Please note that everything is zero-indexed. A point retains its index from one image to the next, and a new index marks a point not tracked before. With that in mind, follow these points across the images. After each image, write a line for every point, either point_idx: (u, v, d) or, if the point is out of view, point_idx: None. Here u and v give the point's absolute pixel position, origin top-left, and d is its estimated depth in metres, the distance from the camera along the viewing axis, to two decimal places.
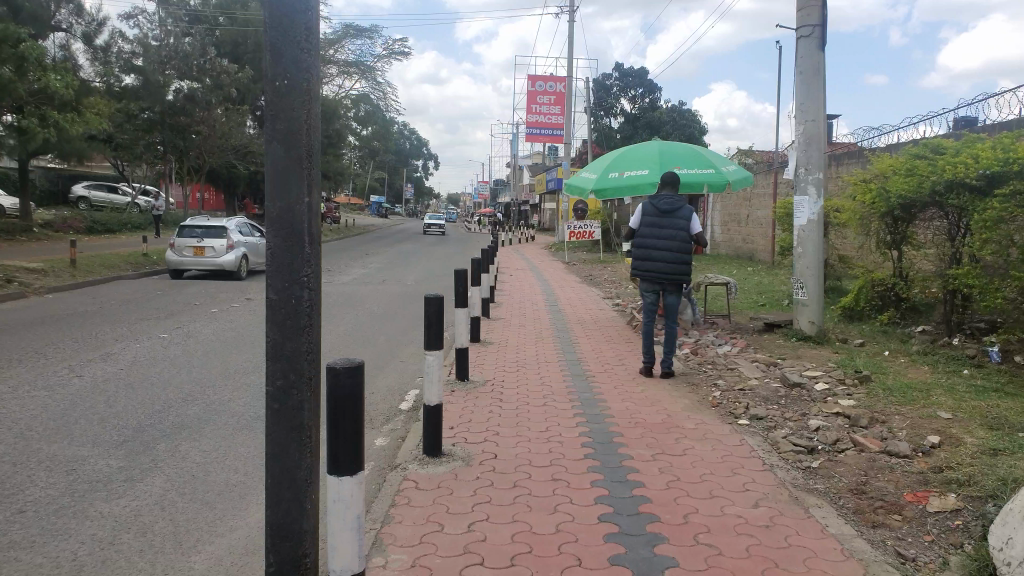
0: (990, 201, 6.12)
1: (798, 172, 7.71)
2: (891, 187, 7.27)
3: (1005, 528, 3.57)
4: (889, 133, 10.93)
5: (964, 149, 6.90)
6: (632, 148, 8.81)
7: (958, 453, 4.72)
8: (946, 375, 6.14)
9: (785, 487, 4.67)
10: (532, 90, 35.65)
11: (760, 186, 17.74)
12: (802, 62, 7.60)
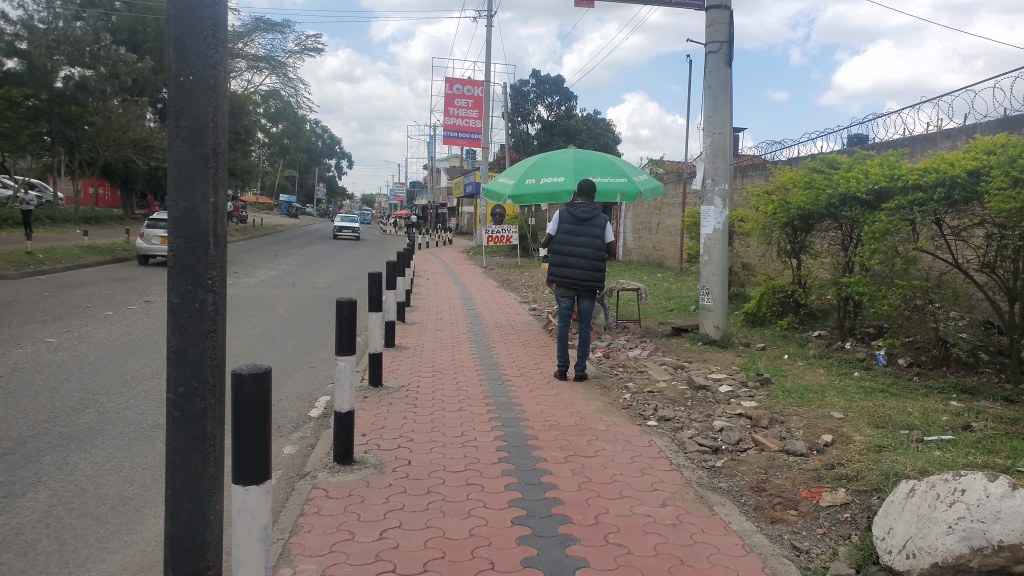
0: (879, 214, 6.50)
1: (705, 183, 8.00)
2: (792, 199, 7.76)
3: (886, 521, 4.11)
4: (790, 147, 11.51)
5: (856, 165, 7.33)
6: (548, 155, 8.93)
7: (849, 450, 5.02)
8: (839, 377, 6.52)
9: (691, 486, 4.83)
10: (449, 93, 35.57)
11: (670, 195, 18.29)
12: (710, 77, 7.87)
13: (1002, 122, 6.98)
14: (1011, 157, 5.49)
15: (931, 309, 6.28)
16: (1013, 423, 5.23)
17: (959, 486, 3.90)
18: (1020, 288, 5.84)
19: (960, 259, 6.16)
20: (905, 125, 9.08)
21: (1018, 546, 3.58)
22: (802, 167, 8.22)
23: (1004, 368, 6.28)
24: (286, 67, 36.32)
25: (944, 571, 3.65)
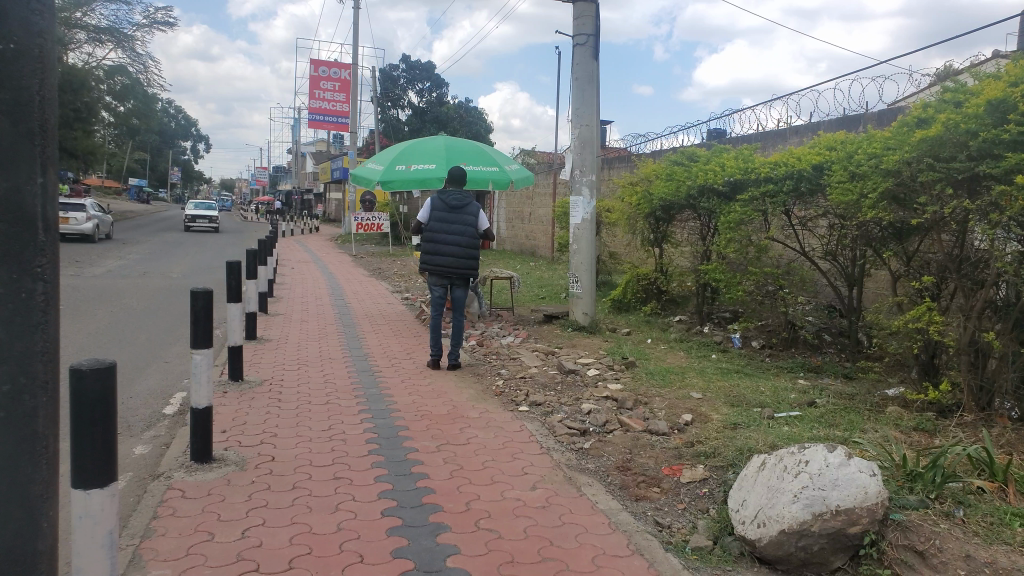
0: (733, 205, 6.91)
1: (574, 174, 8.18)
2: (654, 191, 8.08)
3: (740, 494, 4.38)
4: (653, 140, 11.99)
5: (714, 158, 7.74)
6: (418, 142, 8.82)
7: (708, 428, 5.29)
8: (698, 359, 6.86)
9: (560, 468, 4.93)
10: (314, 76, 34.45)
11: (541, 185, 18.60)
12: (578, 69, 8.03)
13: (842, 120, 7.58)
14: (848, 153, 6.04)
15: (782, 295, 6.82)
16: (851, 399, 5.69)
17: (804, 457, 4.23)
18: (858, 274, 6.32)
19: (806, 247, 6.63)
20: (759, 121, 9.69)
21: (852, 509, 3.92)
22: (663, 160, 8.57)
23: (844, 348, 6.74)
24: (133, 40, 33.89)
25: (790, 536, 3.95)
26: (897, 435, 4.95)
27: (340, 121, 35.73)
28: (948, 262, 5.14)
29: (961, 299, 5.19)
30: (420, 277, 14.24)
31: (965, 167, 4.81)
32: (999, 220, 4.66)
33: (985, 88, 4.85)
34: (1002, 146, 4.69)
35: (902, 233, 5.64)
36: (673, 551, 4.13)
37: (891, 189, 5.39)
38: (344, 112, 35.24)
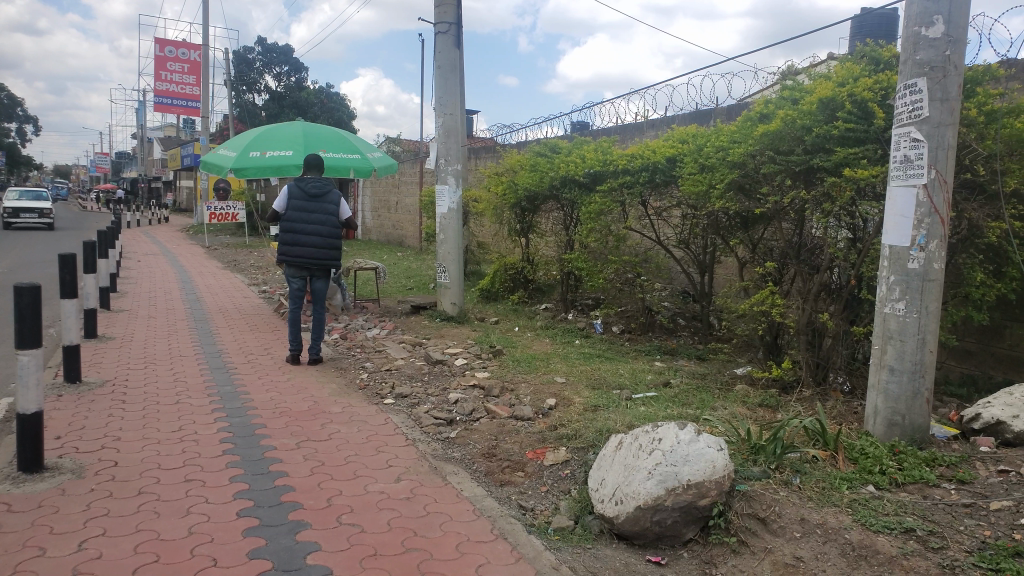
0: (594, 195, 7.23)
1: (439, 163, 8.15)
2: (519, 181, 8.26)
3: (600, 473, 4.54)
4: (519, 130, 12.18)
5: (575, 150, 7.95)
6: (274, 128, 8.52)
7: (569, 411, 5.44)
8: (563, 346, 7.02)
9: (425, 459, 4.92)
10: (160, 56, 32.45)
11: (407, 174, 18.42)
12: (440, 57, 7.98)
13: (693, 115, 7.98)
14: (698, 146, 6.34)
15: (639, 282, 7.12)
16: (703, 377, 6.05)
17: (657, 434, 4.43)
18: (709, 262, 6.69)
19: (662, 237, 6.91)
20: (618, 115, 9.99)
21: (701, 482, 4.16)
22: (527, 150, 8.70)
23: (697, 330, 7.12)
24: None
25: (645, 512, 4.13)
26: (743, 412, 5.26)
27: (190, 105, 33.70)
28: (787, 249, 5.57)
29: (800, 283, 5.59)
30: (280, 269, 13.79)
31: (801, 160, 5.17)
32: (830, 209, 5.08)
33: (816, 87, 5.25)
34: (833, 140, 5.08)
35: (747, 222, 6.02)
36: (536, 534, 4.22)
37: (736, 180, 5.72)
38: (195, 96, 33.50)
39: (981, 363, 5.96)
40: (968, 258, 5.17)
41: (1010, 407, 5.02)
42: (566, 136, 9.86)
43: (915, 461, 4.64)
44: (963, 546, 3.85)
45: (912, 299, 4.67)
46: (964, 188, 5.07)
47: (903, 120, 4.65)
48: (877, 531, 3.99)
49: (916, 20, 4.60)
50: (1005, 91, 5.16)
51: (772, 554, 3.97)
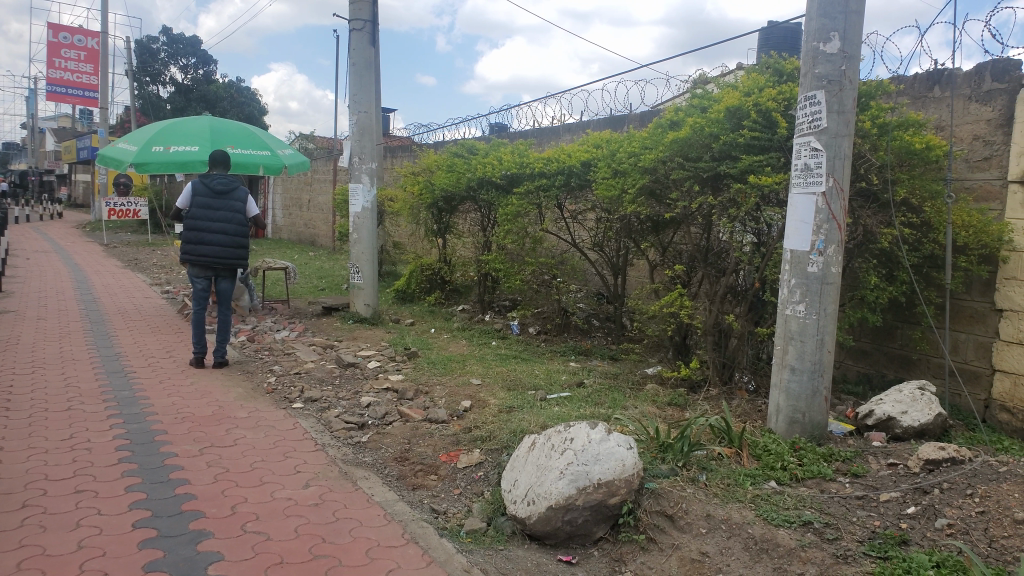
0: (511, 197, 7.24)
1: (353, 161, 8.03)
2: (436, 181, 8.20)
3: (512, 474, 4.56)
4: (437, 129, 12.15)
5: (492, 151, 7.99)
6: (179, 121, 8.21)
7: (484, 413, 5.44)
8: (478, 347, 7.02)
9: (335, 464, 4.83)
10: (55, 42, 30.70)
11: (321, 171, 18.07)
12: (354, 54, 7.86)
13: (609, 120, 8.14)
14: (612, 151, 6.45)
15: (555, 283, 7.18)
16: (616, 377, 6.16)
17: (569, 435, 4.48)
18: (621, 264, 6.84)
19: (577, 239, 7.02)
20: (536, 117, 10.10)
21: (611, 481, 4.24)
22: (444, 150, 8.68)
23: (610, 331, 7.26)
24: None
25: (557, 511, 4.16)
26: (653, 411, 5.37)
27: (86, 95, 31.98)
28: (696, 252, 5.74)
29: (707, 286, 5.76)
30: (184, 269, 13.27)
31: (709, 167, 5.34)
32: (736, 215, 5.24)
33: (724, 97, 5.40)
34: (739, 148, 5.26)
35: (658, 226, 6.16)
36: (448, 537, 4.20)
37: (648, 185, 5.84)
38: (93, 86, 31.89)
39: (875, 362, 6.30)
40: (863, 262, 5.43)
41: (899, 404, 5.31)
42: (484, 137, 9.90)
43: (814, 456, 4.86)
44: (855, 537, 4.05)
45: (812, 301, 4.87)
46: (858, 197, 5.31)
47: (804, 130, 4.86)
48: (777, 525, 4.15)
49: (815, 36, 4.82)
50: (895, 105, 5.46)
51: (679, 550, 4.07)
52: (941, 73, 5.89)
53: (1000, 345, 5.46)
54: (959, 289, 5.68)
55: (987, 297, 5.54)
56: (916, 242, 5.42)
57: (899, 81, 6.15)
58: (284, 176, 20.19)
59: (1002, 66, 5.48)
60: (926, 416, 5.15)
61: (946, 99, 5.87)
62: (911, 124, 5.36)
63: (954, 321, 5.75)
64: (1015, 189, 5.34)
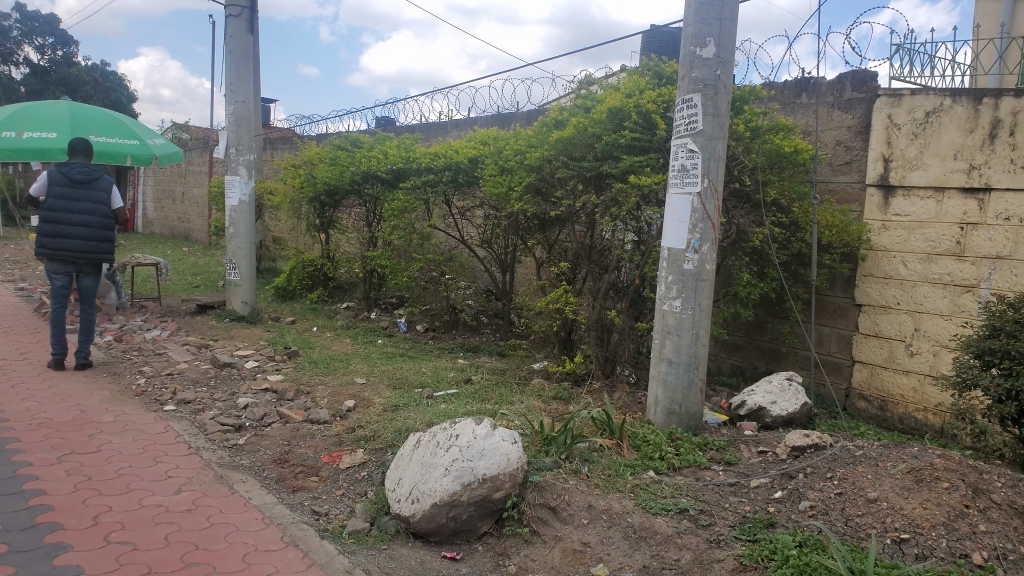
0: (397, 193, 7.17)
1: (228, 152, 7.73)
2: (318, 173, 8.02)
3: (396, 473, 4.50)
4: (320, 121, 12.00)
5: (377, 145, 7.93)
6: (33, 106, 7.65)
7: (369, 412, 5.36)
8: (363, 346, 6.92)
9: (210, 468, 4.63)
10: None
11: (195, 162, 17.25)
12: (231, 41, 7.55)
13: (496, 118, 8.24)
14: (498, 148, 6.54)
15: (444, 280, 7.15)
16: (503, 373, 6.20)
17: (454, 431, 4.47)
18: (509, 260, 6.98)
19: (465, 236, 7.10)
20: (423, 112, 10.15)
21: (496, 476, 4.25)
22: (326, 142, 8.50)
23: (498, 328, 7.29)
24: None
25: (441, 509, 4.14)
26: (539, 405, 5.43)
27: None
28: (580, 250, 5.85)
29: (591, 282, 5.89)
30: (39, 265, 12.34)
31: (592, 166, 5.48)
32: (617, 214, 5.37)
33: (607, 98, 5.53)
34: (620, 149, 5.40)
35: (545, 224, 6.31)
36: (330, 538, 4.11)
37: (533, 183, 5.97)
38: None
39: (748, 355, 6.64)
40: (737, 260, 5.68)
41: (769, 394, 5.60)
42: (371, 131, 9.83)
43: (690, 446, 5.05)
44: (727, 521, 4.25)
45: (687, 297, 5.06)
46: (732, 197, 5.53)
47: (682, 132, 5.02)
48: (655, 514, 4.30)
49: (692, 40, 4.97)
50: (766, 109, 5.67)
51: (562, 542, 4.14)
52: (807, 80, 6.25)
53: (858, 337, 5.87)
54: (824, 286, 6.06)
55: (848, 292, 5.93)
56: (786, 240, 5.72)
57: (770, 87, 6.49)
58: (157, 167, 19.22)
59: (861, 76, 5.85)
60: (792, 405, 5.46)
61: (812, 106, 6.25)
62: (781, 128, 5.62)
63: (819, 315, 6.12)
64: (873, 193, 5.76)
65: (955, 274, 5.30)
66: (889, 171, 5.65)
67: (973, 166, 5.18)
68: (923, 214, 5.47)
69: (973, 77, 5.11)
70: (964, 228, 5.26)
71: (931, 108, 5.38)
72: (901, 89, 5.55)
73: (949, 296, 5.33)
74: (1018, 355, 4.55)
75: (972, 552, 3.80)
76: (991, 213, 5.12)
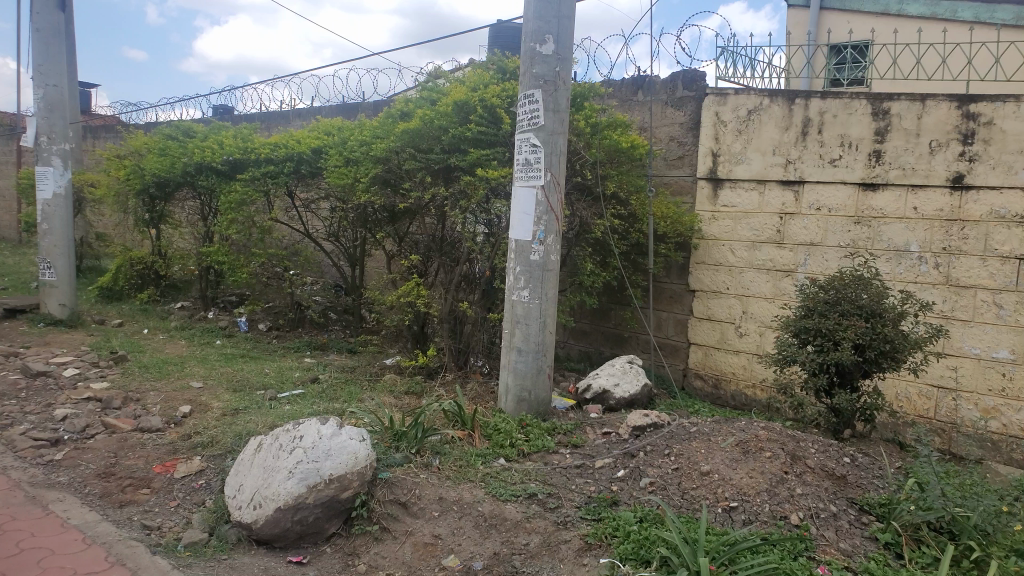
0: (234, 184, 6.86)
1: (38, 141, 7.10)
2: (145, 165, 7.51)
3: (237, 479, 4.30)
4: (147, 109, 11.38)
5: (212, 135, 7.57)
6: None
7: (206, 417, 5.12)
8: (200, 347, 6.59)
9: (20, 488, 4.25)
10: None
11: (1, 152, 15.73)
12: (39, 18, 6.96)
13: (341, 109, 8.26)
14: (342, 139, 6.55)
15: (289, 276, 7.05)
16: (352, 370, 6.10)
17: (298, 433, 4.33)
18: (358, 254, 6.94)
19: (311, 229, 7.04)
20: (262, 101, 9.92)
21: (343, 475, 4.15)
22: (155, 133, 8.01)
23: (348, 324, 7.21)
24: None
25: (285, 512, 3.99)
26: (390, 401, 5.36)
27: None
28: (431, 242, 5.81)
29: (442, 275, 5.87)
30: None
31: (440, 159, 5.48)
32: (467, 206, 5.38)
33: (452, 90, 5.58)
34: (467, 142, 5.44)
35: (394, 216, 6.21)
36: (162, 553, 3.86)
37: (380, 174, 5.86)
38: None
39: (593, 341, 6.92)
40: (581, 251, 5.88)
41: (612, 376, 5.85)
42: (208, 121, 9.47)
43: (539, 431, 5.17)
44: (574, 503, 4.39)
45: (534, 286, 5.17)
46: (575, 189, 5.72)
47: (524, 127, 5.11)
48: (505, 501, 4.37)
49: (531, 37, 5.05)
50: (604, 105, 5.88)
51: (412, 536, 4.12)
52: (643, 78, 6.56)
53: (693, 321, 6.25)
54: (661, 273, 6.40)
55: (683, 279, 6.30)
56: (625, 231, 5.98)
57: (609, 84, 6.77)
58: None
59: (690, 76, 6.22)
60: (634, 386, 5.74)
61: (646, 103, 6.58)
62: (618, 124, 5.84)
63: (658, 301, 6.47)
64: (703, 185, 6.13)
65: (777, 260, 5.76)
66: (717, 165, 6.03)
67: (789, 161, 5.67)
68: (748, 205, 5.89)
69: (787, 79, 5.56)
70: (782, 218, 5.73)
71: (752, 107, 5.80)
72: (725, 88, 5.95)
73: (771, 281, 5.79)
74: (828, 332, 4.96)
75: (790, 514, 4.14)
76: (806, 204, 5.63)
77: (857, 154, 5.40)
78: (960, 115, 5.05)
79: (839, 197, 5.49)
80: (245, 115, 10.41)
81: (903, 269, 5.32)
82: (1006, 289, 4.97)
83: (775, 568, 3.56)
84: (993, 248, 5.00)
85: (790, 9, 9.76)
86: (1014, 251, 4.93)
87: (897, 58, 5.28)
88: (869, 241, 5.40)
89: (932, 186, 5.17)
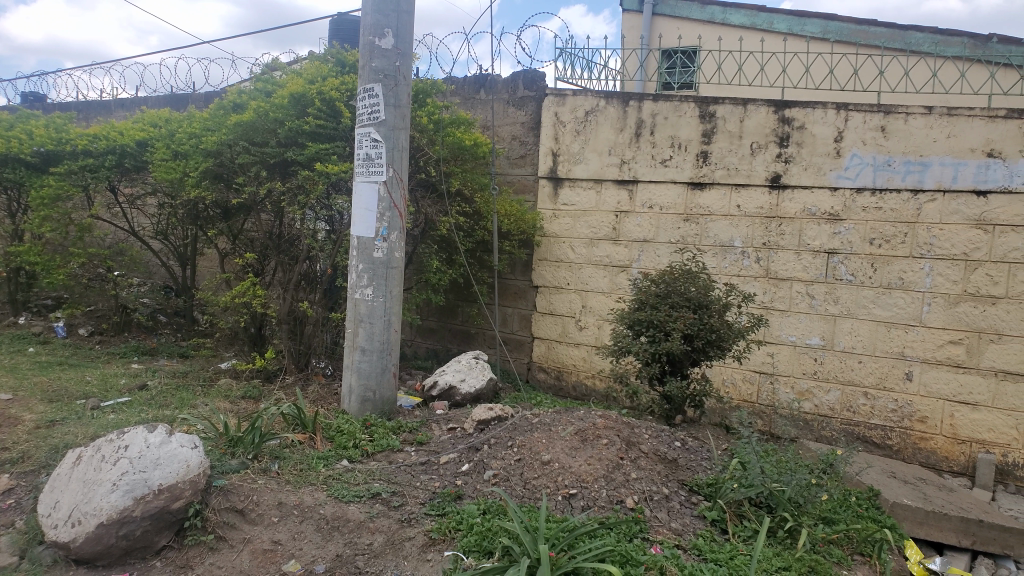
0: (46, 178, 6.43)
1: None
2: None
3: (52, 496, 3.97)
4: None
5: (18, 124, 6.99)
6: None
7: (15, 431, 4.74)
8: (9, 355, 6.08)
9: None
10: None
11: None
12: None
13: (169, 98, 7.97)
14: (169, 132, 6.28)
15: (112, 277, 6.79)
16: (183, 376, 5.86)
17: (123, 443, 4.04)
18: (189, 253, 6.78)
19: (136, 227, 6.79)
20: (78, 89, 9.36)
21: (174, 484, 3.93)
22: None
23: (179, 327, 7.09)
24: None
25: (109, 527, 3.69)
26: (225, 406, 5.17)
27: None
28: (267, 240, 5.64)
29: (281, 274, 5.72)
30: None
31: (276, 153, 5.34)
32: (306, 202, 5.23)
33: (288, 82, 5.45)
34: (304, 136, 5.34)
35: (228, 213, 6.02)
36: None
37: (212, 169, 5.62)
38: None
39: (440, 338, 7.02)
40: (427, 248, 5.90)
41: (458, 373, 5.94)
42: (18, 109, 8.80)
43: (383, 430, 5.16)
44: (418, 499, 4.40)
45: (378, 284, 5.12)
46: (419, 186, 5.72)
47: (364, 122, 5.03)
48: (348, 501, 4.32)
49: (370, 30, 4.98)
50: (447, 103, 5.92)
51: (250, 543, 3.96)
52: (485, 77, 6.67)
53: (536, 316, 6.43)
54: (506, 270, 6.54)
55: (526, 275, 6.48)
56: (470, 229, 6.09)
57: (451, 81, 6.83)
58: None
59: (530, 76, 6.36)
60: (479, 382, 5.85)
61: (488, 102, 6.69)
62: (462, 122, 5.89)
63: (503, 297, 6.62)
64: (545, 184, 6.30)
65: (613, 256, 6.02)
66: (557, 165, 6.21)
67: (624, 161, 5.92)
68: (586, 204, 6.12)
69: (621, 82, 5.80)
70: (618, 216, 5.99)
71: (590, 108, 6.01)
72: (564, 89, 6.12)
73: (609, 276, 6.04)
74: (659, 323, 5.20)
75: (625, 498, 4.35)
76: (639, 203, 5.90)
77: (685, 154, 5.71)
78: (777, 120, 5.45)
79: (670, 196, 5.79)
80: (61, 104, 9.77)
81: (727, 264, 5.69)
82: (817, 280, 5.44)
83: (610, 550, 3.69)
84: (807, 244, 5.45)
85: (626, 13, 10.10)
86: (823, 246, 5.40)
87: (722, 64, 5.59)
88: (697, 237, 5.74)
89: (753, 185, 5.55)
